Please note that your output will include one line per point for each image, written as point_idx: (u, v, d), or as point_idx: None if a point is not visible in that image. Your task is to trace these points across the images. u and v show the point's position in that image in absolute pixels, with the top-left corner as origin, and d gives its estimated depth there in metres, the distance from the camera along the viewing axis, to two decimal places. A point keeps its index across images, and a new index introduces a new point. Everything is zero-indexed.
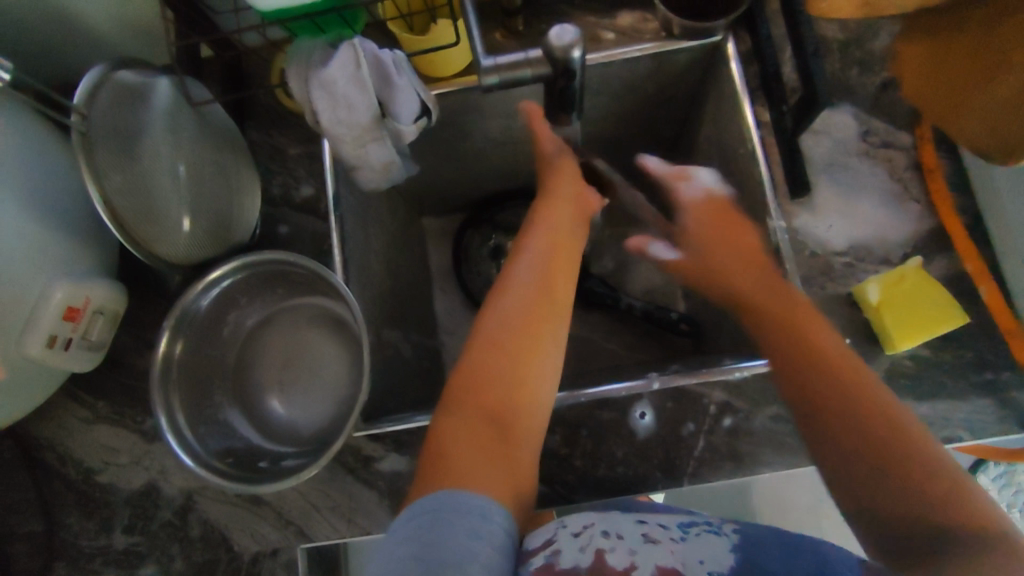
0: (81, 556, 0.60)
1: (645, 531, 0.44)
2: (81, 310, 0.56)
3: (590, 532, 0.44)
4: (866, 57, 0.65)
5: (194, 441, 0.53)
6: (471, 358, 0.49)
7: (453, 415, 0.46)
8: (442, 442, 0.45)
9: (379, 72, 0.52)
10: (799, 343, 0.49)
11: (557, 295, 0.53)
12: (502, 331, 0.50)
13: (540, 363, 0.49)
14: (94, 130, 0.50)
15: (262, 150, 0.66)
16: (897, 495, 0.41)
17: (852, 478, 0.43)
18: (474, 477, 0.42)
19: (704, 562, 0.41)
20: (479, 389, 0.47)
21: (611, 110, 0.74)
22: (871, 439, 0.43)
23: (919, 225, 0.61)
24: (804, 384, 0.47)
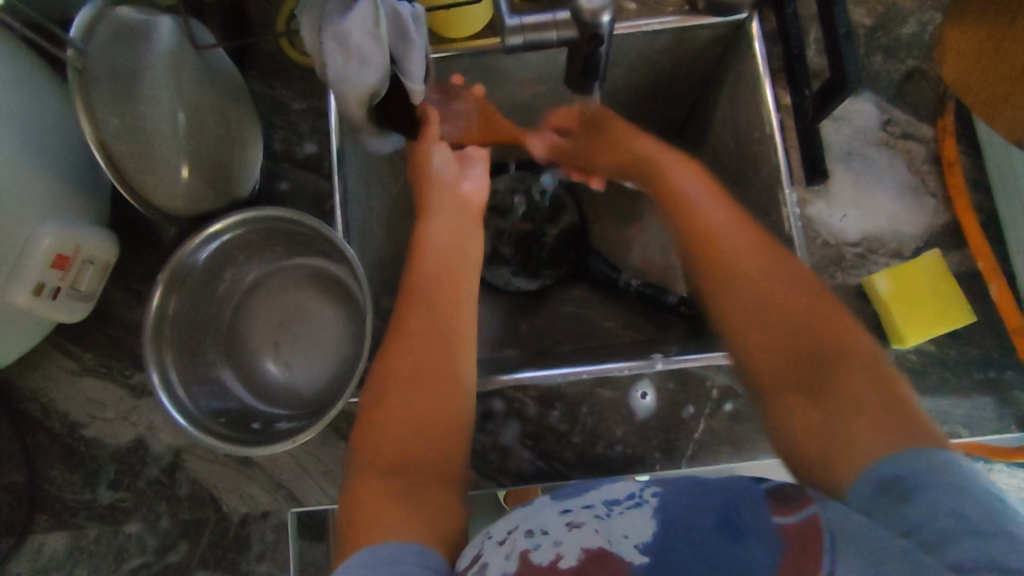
0: (65, 510, 0.59)
1: (568, 518, 0.39)
2: (70, 259, 0.54)
3: (514, 536, 0.38)
4: (892, 43, 0.63)
5: (187, 400, 0.52)
6: (388, 396, 0.46)
7: (359, 467, 0.43)
8: (356, 505, 0.41)
9: (395, 27, 0.50)
10: (733, 299, 0.48)
11: (455, 315, 0.51)
12: (393, 386, 0.46)
13: (455, 351, 0.49)
14: (90, 65, 0.48)
15: (263, 102, 0.62)
16: (831, 437, 0.40)
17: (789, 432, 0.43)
18: (386, 518, 0.40)
19: (628, 537, 0.37)
20: (378, 443, 0.44)
21: (627, 82, 0.71)
22: (794, 364, 0.44)
23: (932, 219, 0.61)
24: (762, 364, 0.46)
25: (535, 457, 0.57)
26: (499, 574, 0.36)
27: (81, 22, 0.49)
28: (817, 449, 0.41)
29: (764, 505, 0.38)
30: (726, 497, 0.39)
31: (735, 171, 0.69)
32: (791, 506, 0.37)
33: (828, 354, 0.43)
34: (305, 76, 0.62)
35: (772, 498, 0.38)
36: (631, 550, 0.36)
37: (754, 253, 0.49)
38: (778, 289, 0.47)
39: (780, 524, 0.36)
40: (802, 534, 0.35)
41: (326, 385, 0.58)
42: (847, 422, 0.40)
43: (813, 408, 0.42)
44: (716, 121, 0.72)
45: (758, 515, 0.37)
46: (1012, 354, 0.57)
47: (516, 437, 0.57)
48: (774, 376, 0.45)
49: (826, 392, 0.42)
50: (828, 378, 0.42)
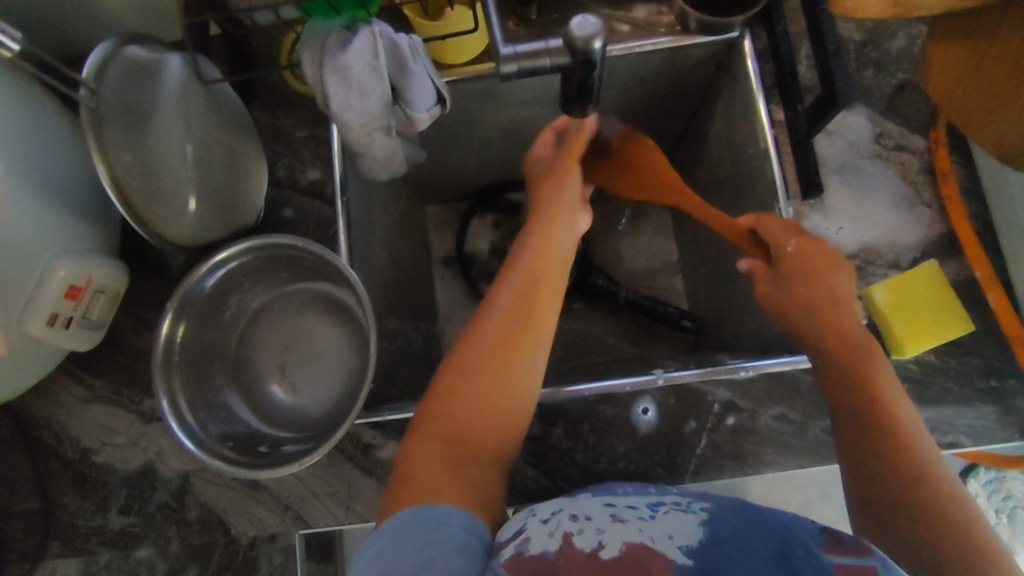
0: (76, 537, 0.59)
1: (613, 512, 0.41)
2: (82, 289, 0.55)
3: (558, 519, 0.41)
4: (882, 58, 0.64)
5: (195, 425, 0.53)
6: (455, 383, 0.48)
7: (424, 425, 0.47)
8: (411, 460, 0.45)
9: (396, 58, 0.52)
10: (838, 339, 0.53)
11: (533, 328, 0.51)
12: (470, 376, 0.48)
13: (529, 341, 0.50)
14: (103, 104, 0.49)
15: (266, 131, 0.64)
16: (909, 538, 0.43)
17: (871, 493, 0.46)
18: (428, 478, 0.44)
19: (673, 537, 0.38)
20: (441, 423, 0.47)
21: (623, 102, 0.73)
22: (887, 458, 0.46)
23: (929, 230, 0.61)
24: (855, 421, 0.49)
25: (538, 475, 0.57)
26: (540, 549, 0.38)
27: (93, 62, 0.50)
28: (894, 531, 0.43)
29: (819, 543, 0.38)
30: (779, 527, 0.40)
31: (732, 186, 0.70)
32: (843, 548, 0.38)
33: (925, 479, 0.45)
34: (308, 105, 0.64)
35: (829, 537, 0.39)
36: (675, 549, 0.37)
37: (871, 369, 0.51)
38: (885, 403, 0.49)
39: (834, 561, 0.37)
40: (858, 572, 0.36)
41: (333, 407, 0.59)
42: (918, 517, 0.43)
43: (903, 510, 0.44)
44: (712, 138, 0.73)
45: (814, 554, 0.37)
46: (1014, 363, 0.57)
47: (519, 454, 0.58)
48: (853, 443, 0.48)
49: (913, 494, 0.44)
50: (914, 481, 0.45)
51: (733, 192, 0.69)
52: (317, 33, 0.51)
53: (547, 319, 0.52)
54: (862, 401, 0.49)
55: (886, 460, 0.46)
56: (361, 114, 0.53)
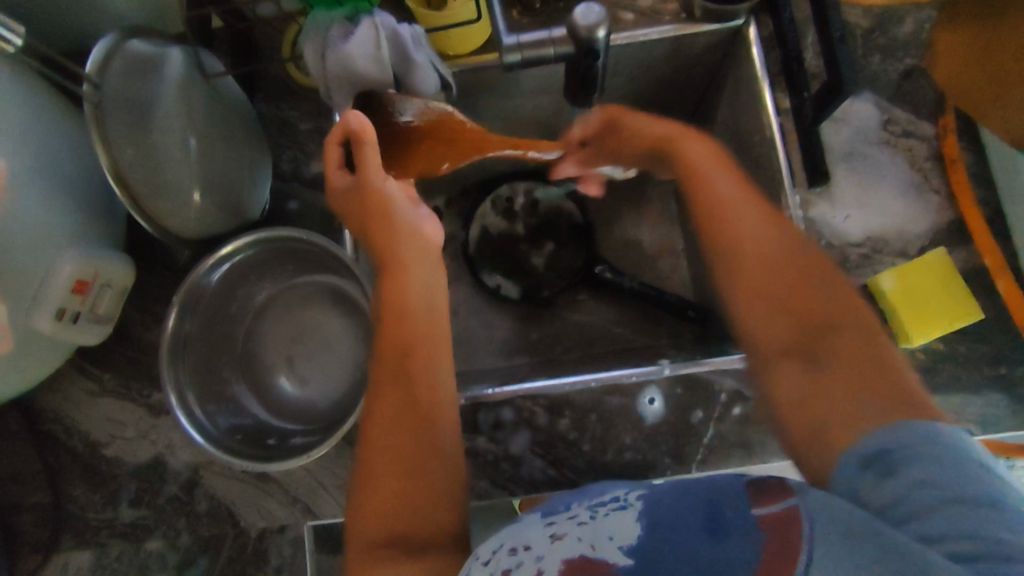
0: (89, 529, 0.60)
1: (552, 529, 0.37)
2: (89, 283, 0.55)
3: (499, 553, 0.37)
4: (889, 43, 0.63)
5: (203, 419, 0.53)
6: (370, 469, 0.42)
7: (357, 530, 0.41)
8: (360, 558, 0.39)
9: (397, 49, 0.52)
10: (720, 246, 0.46)
11: (431, 340, 0.47)
12: (377, 470, 0.42)
13: (417, 348, 0.46)
14: (107, 99, 0.49)
15: (271, 124, 0.64)
16: (824, 417, 0.38)
17: (794, 391, 0.41)
18: (382, 567, 0.38)
19: (614, 538, 0.35)
20: (367, 520, 0.41)
21: (627, 91, 0.72)
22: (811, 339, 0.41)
23: (937, 217, 0.61)
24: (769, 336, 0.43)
25: (546, 465, 0.58)
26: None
27: (96, 56, 0.49)
28: (808, 421, 0.39)
29: (744, 497, 0.35)
30: (706, 486, 0.37)
31: None
32: (769, 497, 0.35)
33: (844, 333, 0.41)
34: (311, 97, 0.64)
35: (751, 486, 0.36)
36: (615, 552, 0.35)
37: (775, 255, 0.44)
38: (802, 263, 0.44)
39: (759, 514, 0.34)
40: (781, 522, 0.33)
41: (340, 399, 0.60)
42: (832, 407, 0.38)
43: (812, 384, 0.40)
44: (717, 126, 0.72)
45: (743, 513, 0.34)
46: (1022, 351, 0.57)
47: (526, 445, 0.58)
48: (775, 343, 0.43)
49: (829, 361, 0.40)
50: (827, 351, 0.40)
51: None
52: (318, 26, 0.52)
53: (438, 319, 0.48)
54: (789, 300, 0.43)
55: (798, 343, 0.42)
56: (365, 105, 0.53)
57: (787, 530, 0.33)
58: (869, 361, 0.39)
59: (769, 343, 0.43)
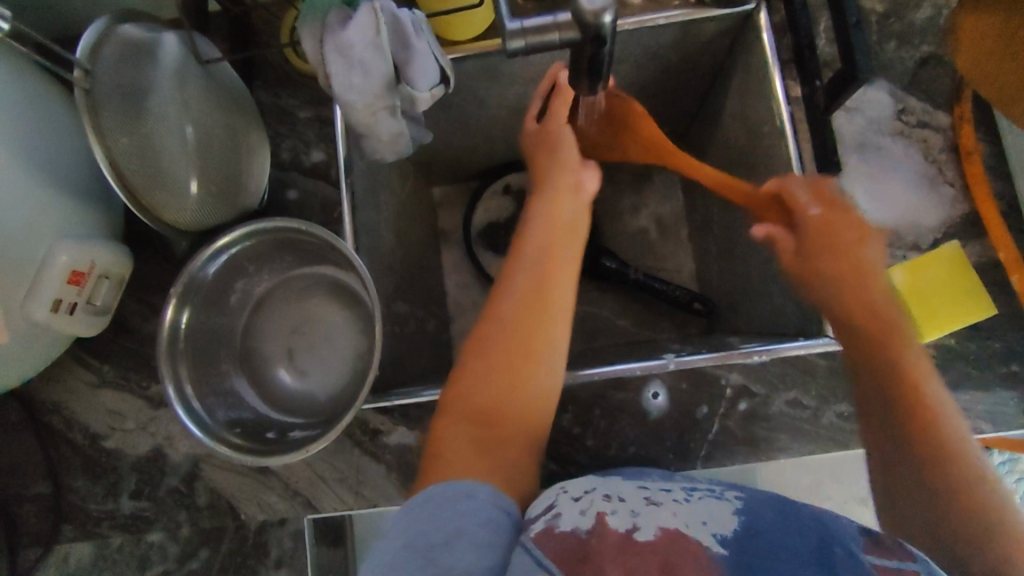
0: (89, 520, 0.60)
1: (648, 495, 0.43)
2: (86, 274, 0.54)
3: (591, 497, 0.43)
4: (905, 30, 0.61)
5: (202, 411, 0.53)
6: (467, 364, 0.48)
7: (445, 411, 0.46)
8: (442, 442, 0.45)
9: (397, 33, 0.50)
10: (868, 324, 0.52)
11: (548, 301, 0.50)
12: (484, 360, 0.48)
13: (551, 303, 0.50)
14: (99, 86, 0.48)
15: (269, 111, 0.63)
16: (933, 491, 0.44)
17: (904, 474, 0.45)
18: (459, 460, 0.43)
19: (706, 524, 0.41)
20: (456, 408, 0.46)
21: (635, 78, 0.71)
22: (899, 426, 0.46)
23: (952, 210, 0.59)
24: (874, 418, 0.48)
25: (549, 461, 0.57)
26: (572, 525, 0.40)
27: (86, 42, 0.48)
28: (911, 505, 0.45)
29: (859, 542, 0.40)
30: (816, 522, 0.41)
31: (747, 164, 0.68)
32: (884, 551, 0.39)
33: (941, 442, 0.45)
34: (310, 84, 0.62)
35: (867, 538, 0.40)
36: (708, 536, 0.39)
37: (892, 367, 0.49)
38: (896, 363, 0.49)
39: (874, 563, 0.38)
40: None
41: (341, 392, 0.59)
42: (956, 503, 0.43)
43: (919, 492, 0.44)
44: (726, 115, 0.71)
45: (854, 555, 0.39)
46: None
47: None
48: (880, 422, 0.48)
49: (910, 453, 0.45)
50: (929, 445, 0.45)
51: (748, 170, 0.67)
52: (319, 9, 0.50)
53: (563, 289, 0.51)
54: (886, 373, 0.49)
55: (910, 445, 0.46)
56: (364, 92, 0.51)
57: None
58: (956, 469, 0.44)
59: (873, 433, 0.48)
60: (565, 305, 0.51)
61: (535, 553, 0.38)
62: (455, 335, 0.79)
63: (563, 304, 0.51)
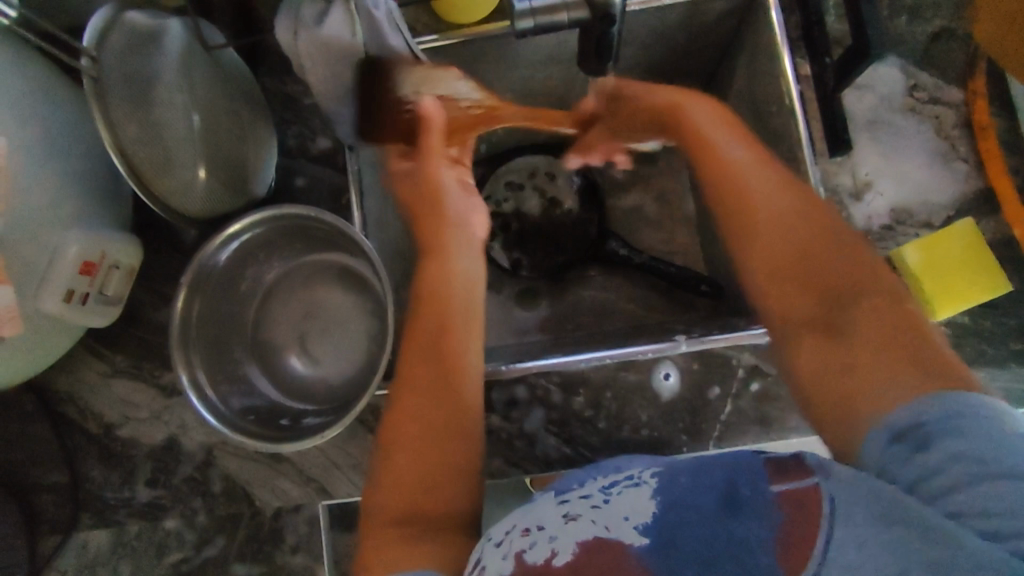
0: (106, 508, 0.61)
1: (566, 510, 0.40)
2: (97, 264, 0.55)
3: (511, 536, 0.39)
4: (918, 4, 0.60)
5: (217, 400, 0.53)
6: (387, 441, 0.47)
7: (376, 514, 0.45)
8: (369, 548, 0.43)
9: (374, 30, 0.52)
10: (727, 182, 0.50)
11: (451, 348, 0.50)
12: (398, 444, 0.47)
13: (451, 344, 0.51)
14: (107, 72, 0.48)
15: (276, 99, 0.62)
16: (845, 377, 0.41)
17: (810, 356, 0.43)
18: (394, 557, 0.42)
19: (629, 518, 0.38)
20: (391, 488, 0.45)
21: (640, 59, 0.70)
22: (791, 289, 0.46)
23: (965, 186, 0.59)
24: (774, 281, 0.47)
25: (561, 443, 0.57)
26: (495, 574, 0.37)
27: (94, 28, 0.49)
28: (829, 387, 0.42)
29: (763, 472, 0.38)
30: (724, 464, 0.40)
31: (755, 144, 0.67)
32: (786, 474, 0.38)
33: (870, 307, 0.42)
34: None
35: (773, 466, 0.39)
36: (631, 531, 0.37)
37: (794, 222, 0.47)
38: (807, 226, 0.47)
39: (779, 491, 0.37)
40: (801, 501, 0.36)
41: (352, 377, 0.59)
42: (850, 372, 0.41)
43: (828, 342, 0.43)
44: (734, 94, 0.70)
45: (759, 489, 0.37)
46: None
47: (541, 423, 0.57)
48: (793, 314, 0.45)
49: (819, 327, 0.44)
50: (850, 322, 0.42)
51: None
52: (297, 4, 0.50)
53: (472, 338, 0.51)
54: (805, 256, 0.46)
55: (815, 313, 0.44)
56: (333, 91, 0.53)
57: (806, 512, 0.36)
58: (900, 337, 0.40)
59: (765, 284, 0.47)
60: (474, 347, 0.51)
61: None
62: None
63: (473, 349, 0.51)
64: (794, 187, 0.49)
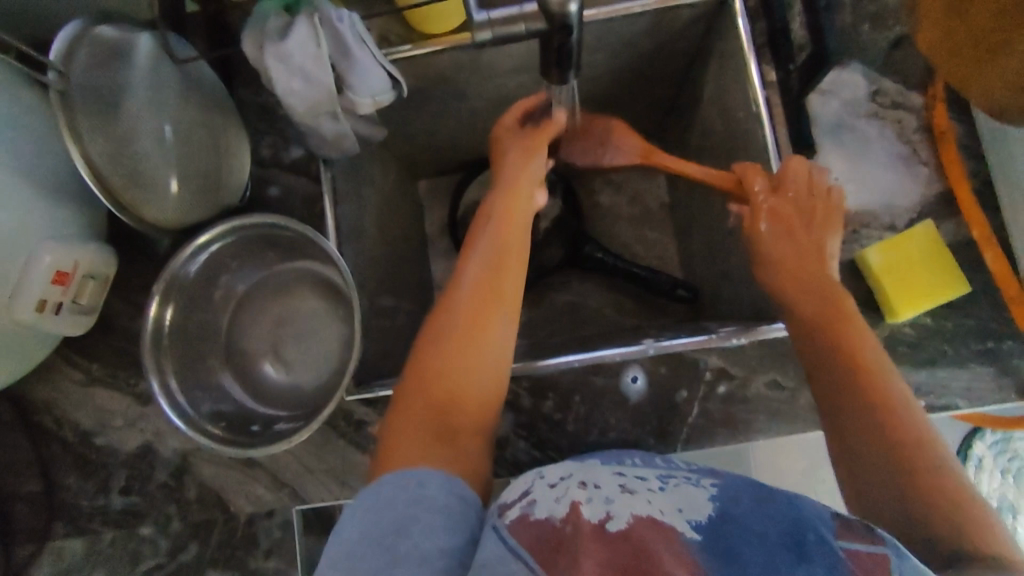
0: (81, 516, 0.61)
1: (623, 483, 0.40)
2: (70, 274, 0.55)
3: (567, 484, 0.40)
4: (879, 11, 0.61)
5: (187, 405, 0.54)
6: (425, 339, 0.47)
7: (401, 410, 0.44)
8: (389, 439, 0.43)
9: (337, 43, 0.52)
10: (820, 302, 0.52)
11: (500, 296, 0.49)
12: (440, 360, 0.46)
13: (499, 297, 0.48)
14: (74, 87, 0.49)
15: (250, 110, 0.62)
16: (908, 510, 0.40)
17: (867, 481, 0.42)
18: (411, 448, 0.42)
19: (682, 510, 0.37)
20: (426, 378, 0.45)
21: (612, 67, 0.71)
22: (847, 415, 0.45)
23: (927, 190, 0.60)
24: (836, 401, 0.46)
25: (531, 446, 0.58)
26: (546, 514, 0.37)
27: (62, 43, 0.49)
28: (893, 523, 0.40)
29: (829, 526, 0.36)
30: (791, 503, 0.38)
31: (724, 150, 0.68)
32: (858, 534, 0.35)
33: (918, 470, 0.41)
34: None
35: (839, 521, 0.37)
36: (683, 522, 0.36)
37: (858, 345, 0.48)
38: (868, 363, 0.47)
39: (846, 548, 0.34)
40: (871, 561, 0.33)
41: (325, 383, 0.60)
42: (915, 507, 0.40)
43: (889, 483, 0.41)
44: (704, 101, 0.71)
45: (827, 539, 0.35)
46: (1011, 323, 0.56)
47: (510, 426, 0.58)
48: (845, 425, 0.45)
49: (877, 464, 0.42)
50: (888, 453, 0.42)
51: (725, 155, 0.68)
52: (262, 18, 0.52)
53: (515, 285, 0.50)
54: (846, 382, 0.46)
55: (878, 463, 0.42)
56: (302, 108, 0.54)
57: (874, 570, 0.33)
58: (945, 495, 0.39)
59: (828, 400, 0.47)
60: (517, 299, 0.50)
61: (508, 541, 0.35)
62: None
63: (513, 302, 0.49)
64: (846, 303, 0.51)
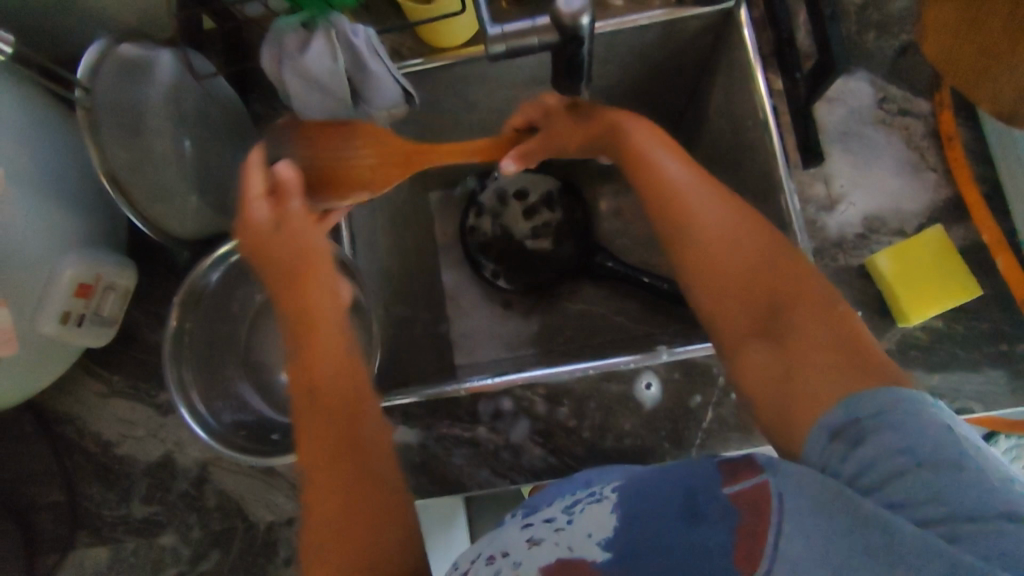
0: (104, 525, 0.62)
1: (529, 534, 0.40)
2: (92, 286, 0.57)
3: (476, 563, 0.39)
4: (885, 20, 0.62)
5: (208, 415, 0.55)
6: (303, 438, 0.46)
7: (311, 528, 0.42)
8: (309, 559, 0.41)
9: (353, 57, 0.52)
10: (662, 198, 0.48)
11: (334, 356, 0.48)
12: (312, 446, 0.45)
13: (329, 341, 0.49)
14: (99, 103, 0.50)
15: (267, 124, 0.64)
16: (789, 389, 0.40)
17: (755, 358, 0.43)
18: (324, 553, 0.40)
19: (591, 535, 0.39)
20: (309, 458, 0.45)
21: (620, 77, 0.72)
22: (736, 306, 0.45)
23: (935, 194, 0.60)
24: (717, 299, 0.46)
25: (547, 453, 0.58)
26: None
27: (87, 62, 0.51)
28: (768, 399, 0.41)
29: (716, 481, 0.39)
30: (681, 479, 0.40)
31: (732, 157, 0.69)
32: (739, 474, 0.38)
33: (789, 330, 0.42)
34: None
35: (725, 468, 0.39)
36: (594, 548, 0.38)
37: (732, 233, 0.45)
38: (710, 249, 0.46)
39: (730, 493, 0.37)
40: (755, 499, 0.36)
41: None
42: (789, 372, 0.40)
43: (770, 358, 0.42)
44: (712, 109, 0.72)
45: (712, 498, 0.38)
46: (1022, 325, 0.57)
47: (526, 434, 0.58)
48: (737, 325, 0.44)
49: (761, 336, 0.43)
50: (785, 327, 0.42)
51: (732, 162, 0.68)
52: (279, 33, 0.53)
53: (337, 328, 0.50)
54: (739, 277, 0.45)
55: (757, 330, 0.43)
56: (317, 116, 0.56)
57: (761, 504, 0.36)
58: (827, 341, 0.40)
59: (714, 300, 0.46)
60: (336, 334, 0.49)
61: None
62: (454, 336, 0.81)
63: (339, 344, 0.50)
64: (742, 208, 0.47)
